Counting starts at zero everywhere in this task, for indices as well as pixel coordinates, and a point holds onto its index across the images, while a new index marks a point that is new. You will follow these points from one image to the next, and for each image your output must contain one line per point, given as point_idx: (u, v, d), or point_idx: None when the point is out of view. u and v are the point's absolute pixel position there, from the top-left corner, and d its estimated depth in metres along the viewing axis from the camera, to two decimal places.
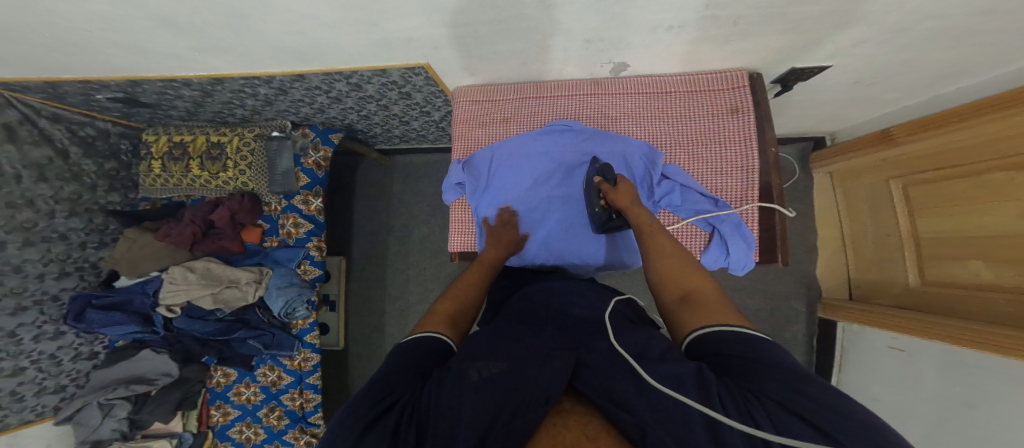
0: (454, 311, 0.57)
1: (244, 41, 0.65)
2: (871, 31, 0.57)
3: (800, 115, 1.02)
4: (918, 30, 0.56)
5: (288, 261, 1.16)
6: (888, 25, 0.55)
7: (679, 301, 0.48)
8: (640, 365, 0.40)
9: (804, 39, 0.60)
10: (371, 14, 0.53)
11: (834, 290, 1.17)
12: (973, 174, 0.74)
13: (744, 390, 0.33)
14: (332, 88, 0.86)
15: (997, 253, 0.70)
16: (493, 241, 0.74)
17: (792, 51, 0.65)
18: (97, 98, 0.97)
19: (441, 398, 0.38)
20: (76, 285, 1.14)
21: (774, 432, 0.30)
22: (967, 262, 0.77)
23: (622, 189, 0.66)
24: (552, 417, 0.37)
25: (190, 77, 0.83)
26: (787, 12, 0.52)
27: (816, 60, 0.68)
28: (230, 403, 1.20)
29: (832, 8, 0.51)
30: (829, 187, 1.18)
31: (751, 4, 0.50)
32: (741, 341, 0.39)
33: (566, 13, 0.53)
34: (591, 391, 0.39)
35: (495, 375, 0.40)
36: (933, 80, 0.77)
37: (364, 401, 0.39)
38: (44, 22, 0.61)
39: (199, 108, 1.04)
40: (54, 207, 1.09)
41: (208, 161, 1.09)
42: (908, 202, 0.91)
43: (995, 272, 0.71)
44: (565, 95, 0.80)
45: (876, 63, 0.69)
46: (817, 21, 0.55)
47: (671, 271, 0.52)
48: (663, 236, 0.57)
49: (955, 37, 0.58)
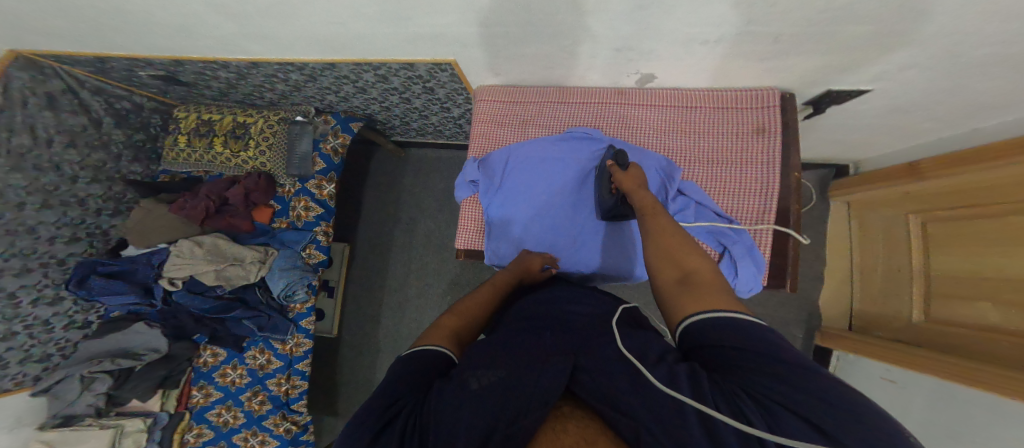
0: (456, 325, 0.56)
1: (286, 30, 0.71)
2: (920, 56, 0.58)
3: (820, 139, 1.03)
4: (972, 57, 0.56)
5: (295, 243, 1.18)
6: (939, 50, 0.55)
7: (676, 282, 0.47)
8: (640, 365, 0.40)
9: (844, 58, 0.62)
10: (406, 9, 0.58)
11: (835, 320, 1.17)
12: (987, 215, 0.74)
13: (733, 386, 0.33)
14: (360, 79, 0.91)
15: (1008, 296, 0.68)
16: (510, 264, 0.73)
17: (831, 71, 0.66)
18: (139, 74, 1.04)
19: (443, 402, 0.38)
20: (84, 251, 1.16)
21: (766, 429, 0.30)
22: (973, 303, 0.76)
23: (632, 172, 0.67)
24: (551, 420, 0.38)
25: (229, 60, 0.88)
26: (829, 31, 0.55)
27: (855, 83, 0.69)
28: (214, 384, 1.17)
29: (882, 27, 0.53)
30: (845, 216, 1.17)
31: (779, 21, 0.53)
32: (736, 326, 0.37)
33: (598, 21, 0.58)
34: (588, 393, 0.39)
35: (496, 382, 0.41)
36: (955, 117, 0.78)
37: (376, 408, 0.40)
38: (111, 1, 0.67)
39: (231, 90, 1.09)
40: (78, 172, 1.13)
41: (231, 139, 1.15)
42: (926, 237, 0.88)
43: (1002, 314, 0.70)
44: (589, 101, 0.82)
45: (895, 92, 0.70)
46: (858, 40, 0.57)
47: (668, 252, 0.51)
48: (664, 219, 0.57)
49: (971, 72, 0.60)
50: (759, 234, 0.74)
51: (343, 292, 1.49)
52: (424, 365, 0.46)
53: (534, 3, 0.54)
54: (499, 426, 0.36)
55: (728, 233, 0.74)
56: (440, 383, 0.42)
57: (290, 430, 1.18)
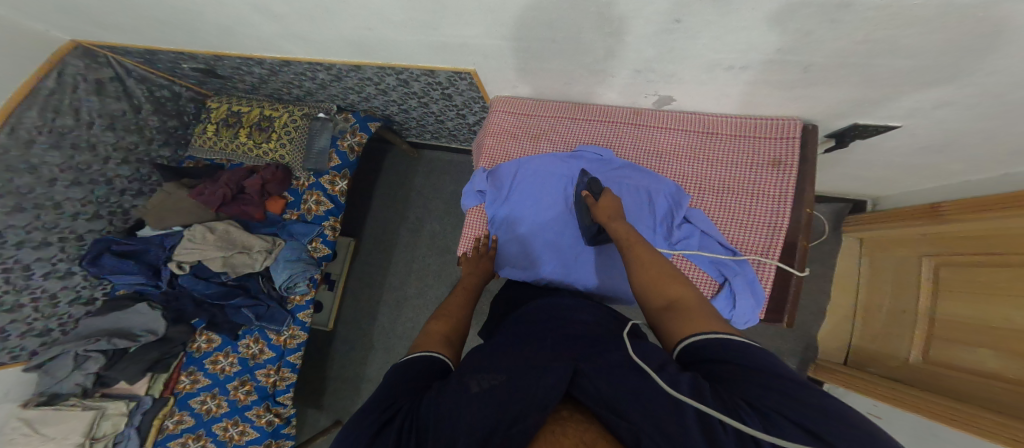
0: (446, 330, 0.57)
1: (319, 32, 0.76)
2: (959, 92, 0.56)
3: (841, 171, 1.02)
4: (1004, 100, 0.55)
5: (302, 236, 1.20)
6: (974, 89, 0.55)
7: (663, 311, 0.47)
8: (649, 369, 0.38)
9: (874, 93, 0.62)
10: (435, 18, 0.62)
11: (832, 354, 1.13)
12: (1001, 263, 0.70)
13: (735, 397, 0.32)
14: (383, 81, 0.96)
15: (1008, 345, 0.66)
16: (472, 268, 0.77)
17: (860, 104, 0.66)
18: (182, 66, 1.12)
19: (440, 410, 0.37)
20: (104, 228, 1.21)
21: (758, 427, 0.29)
22: (975, 349, 0.72)
23: (605, 201, 0.67)
24: (550, 423, 0.37)
25: (266, 58, 0.94)
26: (863, 64, 0.55)
27: (882, 119, 0.69)
28: (204, 371, 1.17)
29: (921, 64, 0.53)
30: (856, 253, 1.14)
31: (805, 51, 0.55)
32: (735, 348, 0.36)
33: (623, 43, 0.60)
34: (589, 398, 0.38)
35: (495, 387, 0.39)
36: (986, 160, 0.75)
37: (372, 410, 0.40)
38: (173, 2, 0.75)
39: (262, 84, 1.16)
40: (111, 154, 1.20)
41: (256, 131, 1.21)
42: (936, 282, 0.85)
43: (1001, 362, 0.67)
44: (604, 119, 0.84)
45: (916, 126, 0.69)
46: (894, 76, 0.57)
47: (650, 280, 0.51)
48: (642, 247, 0.57)
49: (997, 116, 0.59)
50: (762, 268, 0.72)
51: (343, 287, 1.49)
52: (416, 369, 0.46)
53: (558, 20, 0.57)
54: (498, 431, 0.35)
55: (730, 264, 0.73)
56: (439, 386, 0.42)
57: (271, 423, 1.17)
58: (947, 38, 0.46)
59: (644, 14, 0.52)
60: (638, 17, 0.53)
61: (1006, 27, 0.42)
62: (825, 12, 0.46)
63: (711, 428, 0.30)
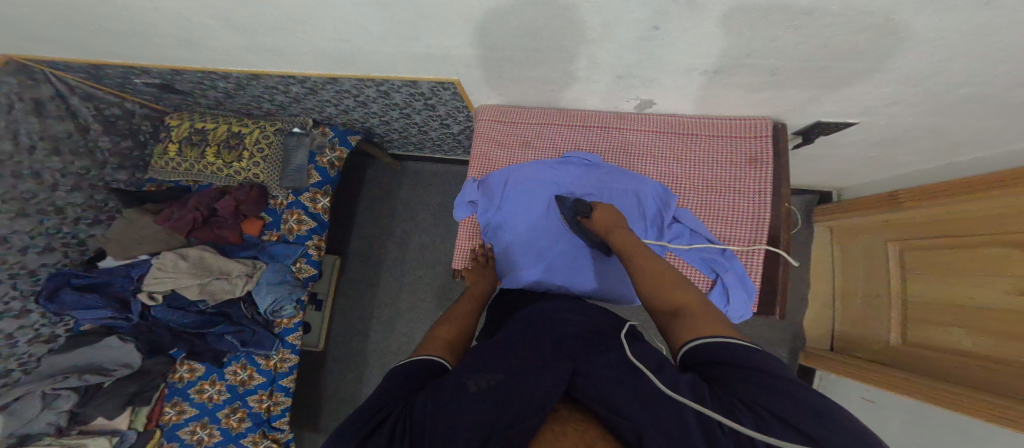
0: (451, 335, 0.58)
1: (290, 44, 0.71)
2: (908, 91, 0.60)
3: (809, 167, 1.07)
4: (961, 96, 0.58)
5: (285, 257, 1.15)
6: (931, 89, 0.58)
7: (669, 317, 0.47)
8: (646, 369, 0.40)
9: (845, 96, 0.65)
10: (416, 29, 0.59)
11: (817, 341, 1.18)
12: (967, 247, 0.76)
13: (732, 398, 0.34)
14: (362, 94, 0.91)
15: (977, 323, 0.72)
16: (478, 276, 0.76)
17: (830, 105, 0.69)
18: (135, 81, 1.03)
19: (441, 416, 0.37)
20: (59, 261, 1.11)
21: (753, 427, 0.30)
22: (947, 328, 0.79)
23: (600, 216, 0.68)
24: (550, 423, 0.38)
25: (230, 71, 0.88)
26: (839, 67, 0.57)
27: (841, 116, 0.72)
28: (190, 401, 1.12)
29: (887, 69, 0.55)
30: (827, 241, 1.20)
31: (785, 57, 0.56)
32: (733, 349, 0.38)
33: (604, 50, 0.59)
34: (589, 398, 0.39)
35: (495, 388, 0.40)
36: (941, 151, 0.81)
37: (364, 413, 0.40)
38: (117, 14, 0.68)
39: (228, 99, 1.08)
40: (59, 180, 1.10)
41: (225, 150, 1.12)
42: (903, 265, 0.92)
43: (975, 340, 0.73)
44: (590, 125, 0.84)
45: (879, 124, 0.73)
46: (861, 80, 0.59)
47: (656, 287, 0.52)
48: (643, 255, 0.58)
49: (956, 111, 0.63)
50: (752, 260, 0.75)
51: (331, 305, 1.45)
52: (418, 368, 0.47)
53: (542, 29, 0.56)
54: (497, 430, 0.35)
55: (720, 260, 0.75)
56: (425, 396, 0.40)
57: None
58: (918, 44, 0.48)
59: (623, 22, 0.52)
60: (618, 26, 0.53)
61: (971, 30, 0.44)
62: (790, 18, 0.47)
63: (713, 432, 0.31)
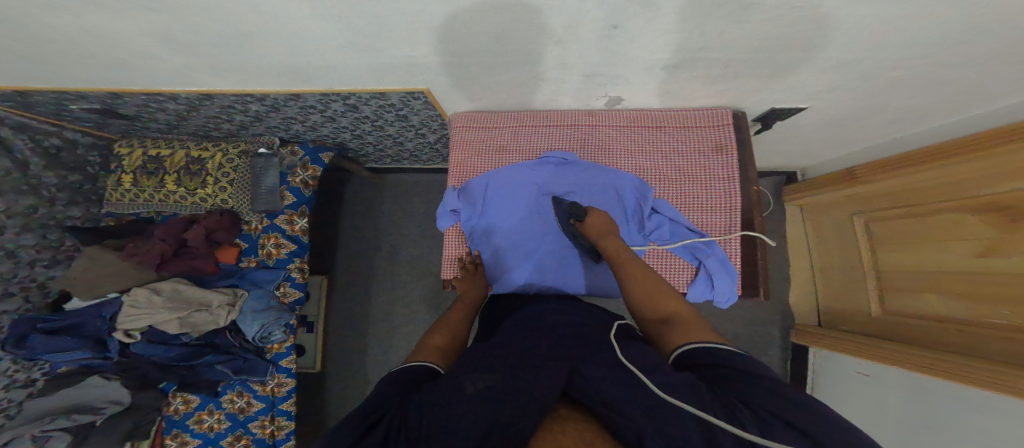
0: (443, 342, 0.58)
1: (243, 61, 0.65)
2: (880, 73, 0.60)
3: (783, 152, 1.09)
4: (929, 69, 0.58)
5: (268, 282, 1.12)
6: (896, 69, 0.58)
7: (660, 324, 0.49)
8: (641, 373, 0.40)
9: (823, 83, 0.64)
10: (376, 39, 0.55)
11: (805, 317, 1.22)
12: (926, 215, 0.81)
13: (732, 399, 0.34)
14: (328, 108, 0.86)
15: (949, 288, 0.77)
16: (469, 284, 0.76)
17: (803, 94, 0.69)
18: (71, 108, 0.93)
19: (434, 418, 0.36)
20: (20, 307, 1.04)
21: (757, 432, 0.30)
22: (922, 295, 0.84)
23: (593, 220, 0.68)
24: (548, 422, 0.36)
25: (177, 92, 0.80)
26: (816, 56, 0.56)
27: (792, 102, 0.73)
28: (190, 432, 1.10)
29: (863, 55, 0.55)
30: (800, 219, 1.24)
31: (756, 51, 0.55)
32: (725, 354, 0.39)
33: (570, 51, 0.57)
34: (585, 396, 0.39)
35: (492, 387, 0.40)
36: (902, 124, 0.83)
37: (353, 418, 0.38)
38: (30, 37, 0.61)
39: (181, 122, 1.00)
40: (5, 222, 1.01)
41: (186, 176, 1.07)
42: (871, 237, 0.96)
43: (948, 305, 0.78)
44: (563, 125, 0.81)
45: (855, 105, 0.73)
46: (838, 67, 0.59)
47: (644, 294, 0.53)
48: (633, 263, 0.59)
49: (929, 85, 0.64)
50: (730, 246, 0.76)
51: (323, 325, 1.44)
52: (409, 374, 0.47)
53: (509, 34, 0.53)
54: (495, 429, 0.35)
55: (701, 246, 0.76)
56: (421, 395, 0.40)
57: None
58: (889, 27, 0.48)
59: (582, 23, 0.49)
60: (580, 26, 0.50)
61: (943, 8, 0.43)
62: (736, 12, 0.46)
63: (711, 429, 0.31)
